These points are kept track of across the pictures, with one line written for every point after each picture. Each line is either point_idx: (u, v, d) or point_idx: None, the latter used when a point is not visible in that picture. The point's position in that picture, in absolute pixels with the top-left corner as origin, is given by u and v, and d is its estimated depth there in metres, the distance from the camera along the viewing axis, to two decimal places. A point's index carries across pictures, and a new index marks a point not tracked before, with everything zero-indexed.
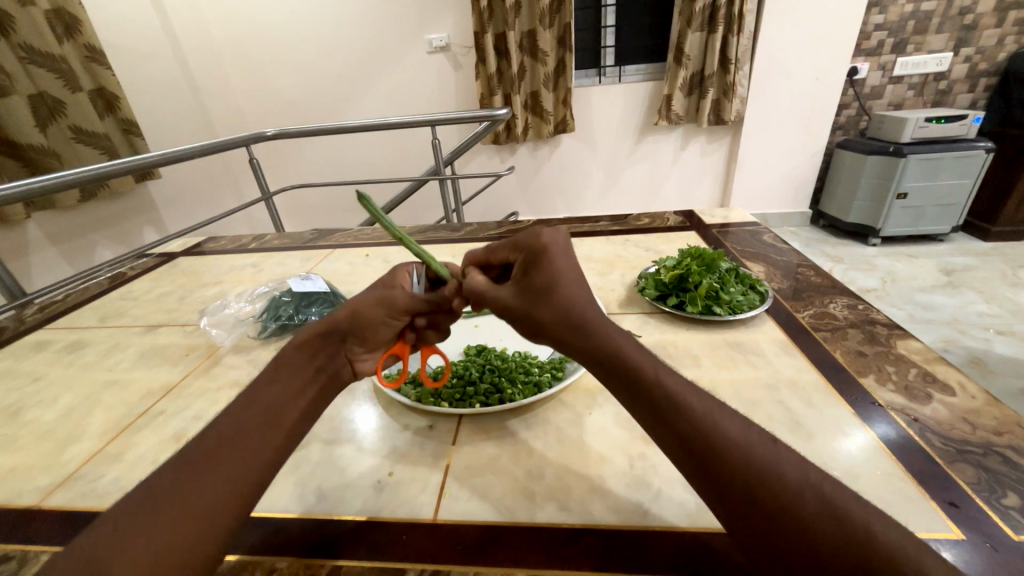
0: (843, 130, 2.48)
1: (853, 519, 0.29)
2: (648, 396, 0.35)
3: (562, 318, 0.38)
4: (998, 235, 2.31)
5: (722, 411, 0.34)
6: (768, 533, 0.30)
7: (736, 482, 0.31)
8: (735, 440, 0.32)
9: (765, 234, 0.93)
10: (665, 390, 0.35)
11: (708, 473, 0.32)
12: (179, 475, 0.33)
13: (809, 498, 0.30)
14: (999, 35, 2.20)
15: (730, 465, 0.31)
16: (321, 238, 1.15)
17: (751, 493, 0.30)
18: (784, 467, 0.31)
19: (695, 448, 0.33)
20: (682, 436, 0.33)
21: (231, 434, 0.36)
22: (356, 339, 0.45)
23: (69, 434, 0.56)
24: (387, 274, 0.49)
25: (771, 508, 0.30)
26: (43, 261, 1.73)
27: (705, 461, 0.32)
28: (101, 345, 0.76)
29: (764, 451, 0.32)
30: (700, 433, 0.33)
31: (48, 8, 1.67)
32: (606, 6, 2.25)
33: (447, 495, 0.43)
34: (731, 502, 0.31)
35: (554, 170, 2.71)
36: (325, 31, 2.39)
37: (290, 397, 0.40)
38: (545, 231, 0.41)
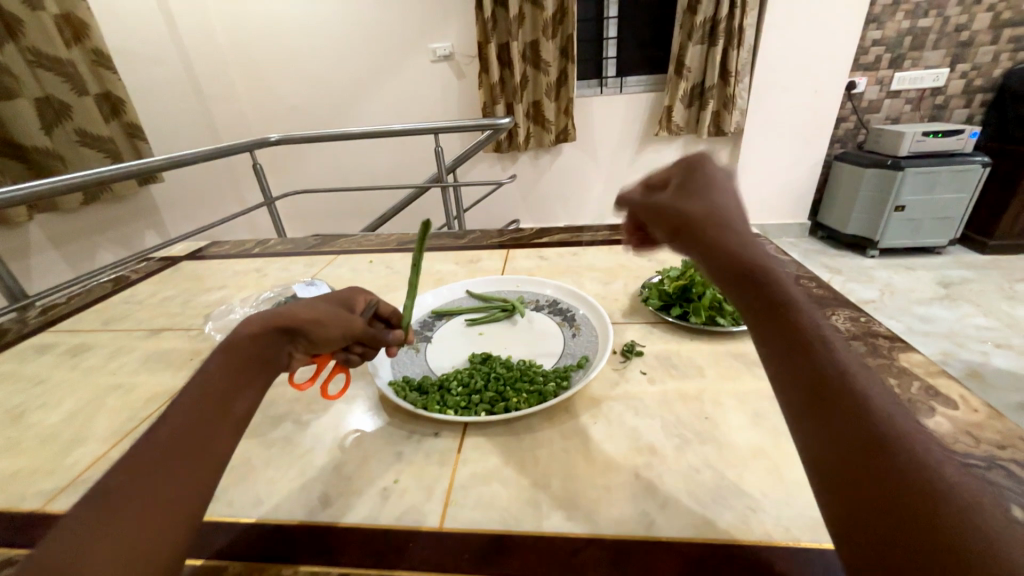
0: (842, 142, 2.51)
1: (986, 498, 0.24)
2: (779, 324, 0.32)
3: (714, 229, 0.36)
4: (995, 248, 2.33)
5: (858, 367, 0.30)
6: (884, 486, 0.25)
7: (861, 426, 0.27)
8: (865, 392, 0.28)
9: (766, 245, 0.94)
10: (800, 323, 0.32)
11: (827, 410, 0.28)
12: (131, 474, 0.30)
13: (943, 467, 0.25)
14: (994, 53, 2.24)
15: (857, 407, 0.28)
16: (325, 244, 1.15)
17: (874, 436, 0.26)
18: (916, 433, 0.27)
19: (819, 381, 0.29)
20: (808, 367, 0.30)
21: (184, 427, 0.33)
22: (304, 342, 0.43)
23: (73, 438, 0.56)
24: (345, 293, 0.51)
25: (893, 458, 0.25)
26: (44, 263, 1.73)
27: (830, 396, 0.29)
28: (105, 349, 0.76)
29: (894, 413, 0.28)
30: (830, 370, 0.29)
31: (57, 12, 1.69)
32: (609, 18, 2.28)
33: (454, 504, 0.43)
34: (846, 443, 0.27)
35: (554, 179, 2.73)
36: (329, 38, 2.42)
37: (245, 384, 0.38)
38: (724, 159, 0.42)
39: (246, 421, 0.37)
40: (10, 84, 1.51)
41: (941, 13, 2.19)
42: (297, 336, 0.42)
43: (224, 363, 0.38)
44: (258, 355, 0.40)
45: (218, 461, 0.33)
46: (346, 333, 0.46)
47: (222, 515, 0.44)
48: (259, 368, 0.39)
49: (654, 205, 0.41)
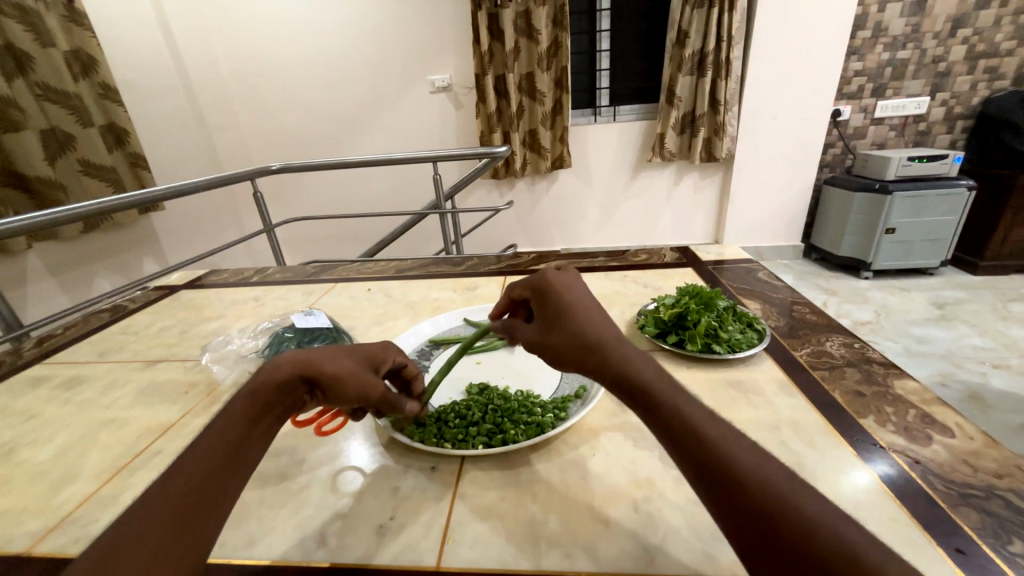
0: (830, 167, 2.57)
1: (866, 556, 0.28)
2: (667, 420, 0.36)
3: (576, 338, 0.41)
4: (986, 269, 2.36)
5: (743, 441, 0.34)
6: (783, 561, 0.29)
7: (755, 508, 0.31)
8: (753, 467, 0.32)
9: (759, 271, 0.95)
10: (681, 413, 0.36)
11: (724, 492, 0.32)
12: (137, 527, 0.31)
13: (826, 531, 0.29)
14: (972, 82, 2.33)
15: (750, 489, 0.31)
16: (324, 272, 1.16)
17: (764, 519, 0.30)
18: (799, 497, 0.31)
19: (713, 469, 0.33)
20: (700, 457, 0.34)
21: (191, 477, 0.35)
22: (323, 393, 0.44)
23: (64, 475, 0.55)
24: (378, 349, 0.50)
25: (782, 533, 0.30)
26: (40, 292, 1.73)
27: (720, 483, 0.33)
28: (100, 381, 0.76)
29: (781, 482, 0.32)
30: (719, 455, 0.33)
31: (67, 48, 1.75)
32: (601, 51, 2.37)
33: (451, 541, 0.42)
34: (746, 527, 0.31)
35: (552, 204, 2.78)
36: (332, 70, 2.50)
37: (258, 432, 0.39)
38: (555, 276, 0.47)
39: (249, 471, 0.38)
40: (17, 116, 1.55)
41: (918, 45, 2.29)
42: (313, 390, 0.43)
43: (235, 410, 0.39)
44: (276, 405, 0.41)
45: (217, 514, 0.34)
46: (364, 399, 0.45)
47: (212, 556, 0.43)
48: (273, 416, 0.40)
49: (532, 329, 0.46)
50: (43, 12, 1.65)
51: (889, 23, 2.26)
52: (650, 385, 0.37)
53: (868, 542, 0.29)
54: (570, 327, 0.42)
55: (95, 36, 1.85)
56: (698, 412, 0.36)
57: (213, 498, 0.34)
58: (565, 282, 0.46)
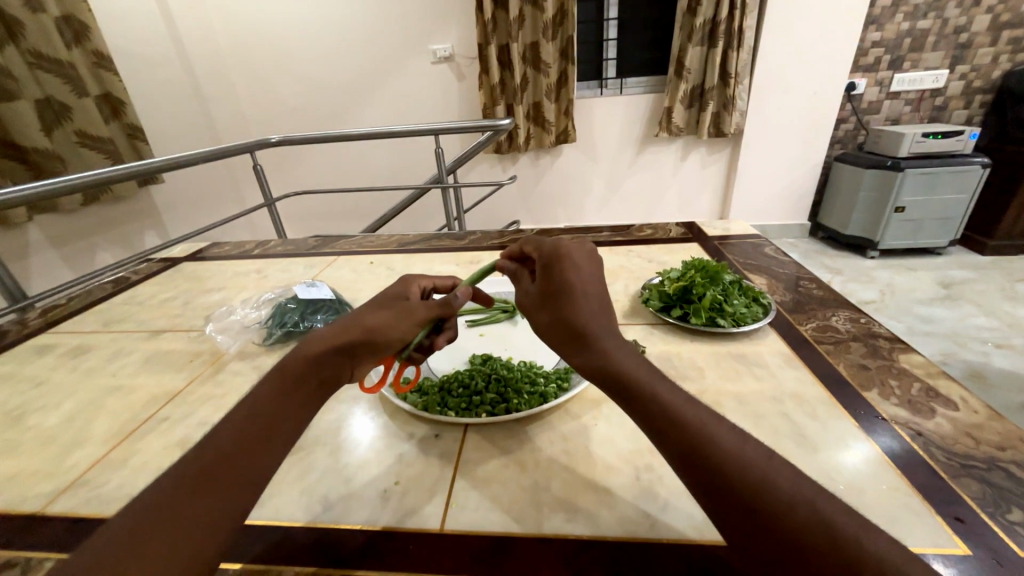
0: (842, 144, 2.51)
1: (841, 530, 0.29)
2: (646, 410, 0.36)
3: (561, 325, 0.41)
4: (995, 249, 2.33)
5: (721, 424, 0.35)
6: (765, 542, 0.30)
7: (734, 491, 0.31)
8: (732, 450, 0.33)
9: (766, 246, 0.94)
10: (660, 400, 0.36)
11: (705, 478, 0.33)
12: (177, 488, 0.32)
13: (803, 508, 0.30)
14: (994, 54, 2.24)
15: (729, 473, 0.32)
16: (325, 245, 1.15)
17: (743, 501, 0.31)
18: (776, 477, 0.31)
19: (693, 455, 0.33)
20: (679, 445, 0.34)
21: (228, 445, 0.35)
22: (367, 351, 0.44)
23: (74, 439, 0.56)
24: (392, 291, 0.50)
25: (759, 513, 0.30)
26: (43, 264, 1.73)
27: (700, 469, 0.33)
28: (105, 350, 0.76)
29: (758, 462, 0.32)
30: (698, 442, 0.33)
31: (58, 14, 1.69)
32: (609, 19, 2.28)
33: (454, 505, 0.43)
34: (728, 510, 0.31)
35: (555, 180, 2.73)
36: (329, 39, 2.42)
37: (294, 404, 0.39)
38: (564, 245, 0.45)
39: (288, 443, 0.38)
40: (11, 85, 1.51)
41: (940, 14, 2.19)
42: (364, 347, 0.44)
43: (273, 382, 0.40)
44: (315, 375, 0.41)
45: (251, 483, 0.34)
46: (412, 326, 0.48)
47: None
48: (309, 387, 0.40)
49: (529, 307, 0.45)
50: None
51: None
52: (628, 376, 0.37)
53: (851, 520, 0.29)
54: (557, 312, 0.42)
55: (84, 1, 1.78)
56: (678, 398, 0.36)
57: (246, 467, 0.35)
58: (572, 254, 0.45)
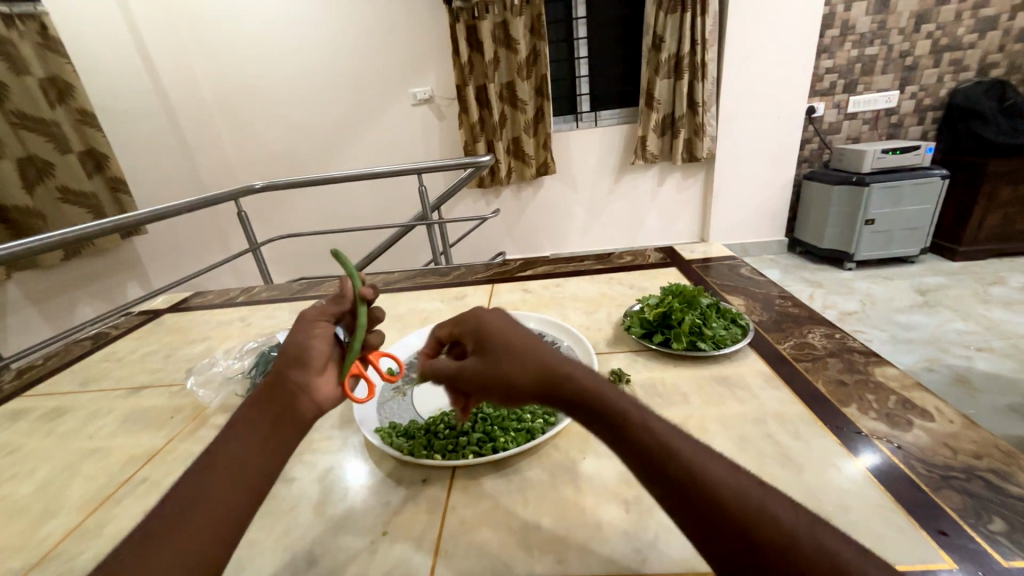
0: (808, 162, 2.62)
1: (837, 557, 0.29)
2: (641, 443, 0.35)
3: (540, 376, 0.39)
4: (965, 254, 2.42)
5: (709, 455, 0.34)
6: (766, 569, 0.29)
7: (732, 525, 0.31)
8: (728, 481, 0.32)
9: (742, 267, 0.97)
10: (655, 432, 0.35)
11: (699, 512, 0.32)
12: (143, 547, 0.32)
13: (799, 536, 0.30)
14: (938, 74, 2.40)
15: (722, 505, 0.31)
16: (311, 289, 1.15)
17: (742, 532, 0.30)
18: (770, 506, 0.31)
19: (686, 487, 0.33)
20: (669, 477, 0.33)
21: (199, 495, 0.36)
22: (297, 366, 0.43)
23: (46, 509, 0.54)
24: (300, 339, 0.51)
25: (761, 545, 0.30)
26: (21, 322, 1.69)
27: (697, 502, 0.32)
28: (83, 411, 0.74)
29: (759, 493, 0.32)
30: (689, 475, 0.33)
31: (43, 76, 1.74)
32: (579, 58, 2.41)
33: (443, 554, 0.42)
34: (727, 545, 0.31)
35: (538, 210, 2.80)
36: (313, 86, 2.50)
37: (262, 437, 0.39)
38: (467, 312, 0.46)
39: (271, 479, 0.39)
40: None
41: (885, 42, 2.36)
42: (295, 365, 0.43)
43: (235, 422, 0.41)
44: (266, 415, 0.41)
45: (226, 531, 0.35)
46: (305, 328, 0.46)
47: None
48: (271, 415, 0.41)
49: (470, 367, 0.42)
50: (17, 40, 1.64)
51: (856, 21, 2.33)
52: (611, 406, 0.37)
53: (849, 551, 0.30)
54: (517, 363, 0.40)
55: (70, 62, 1.84)
56: (671, 429, 0.36)
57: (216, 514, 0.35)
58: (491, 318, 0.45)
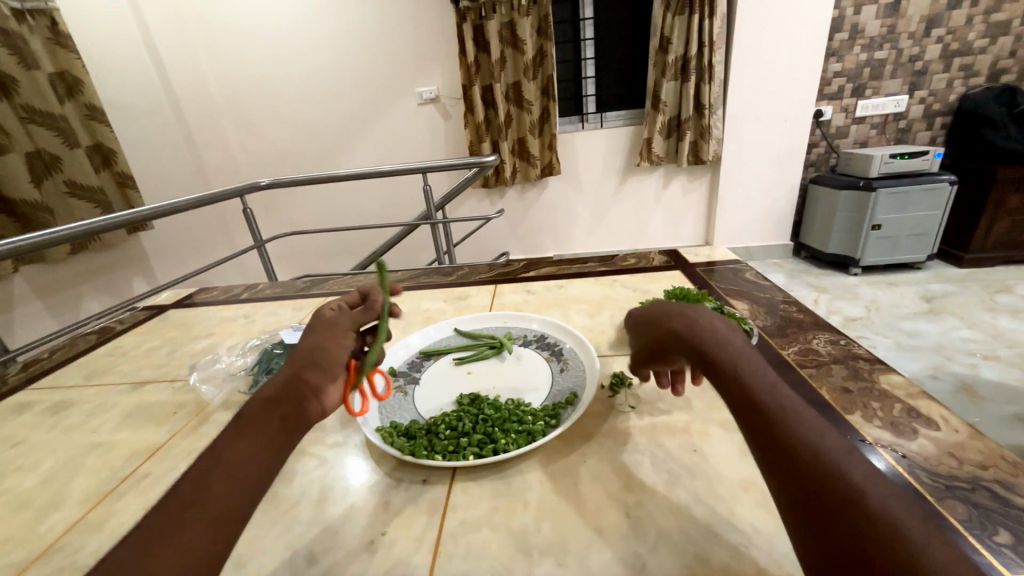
0: (815, 166, 2.61)
1: (906, 527, 0.28)
2: (730, 385, 0.38)
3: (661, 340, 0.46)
4: (972, 261, 2.40)
5: (804, 414, 0.35)
6: (819, 515, 0.30)
7: (799, 471, 0.32)
8: (808, 436, 0.33)
9: (747, 271, 0.96)
10: (744, 380, 0.38)
11: (774, 457, 0.34)
12: (147, 537, 0.32)
13: (863, 496, 0.29)
14: (948, 79, 2.38)
15: (795, 454, 0.33)
16: (315, 286, 1.16)
17: (804, 477, 0.32)
18: (842, 465, 0.31)
19: (766, 435, 0.34)
20: (754, 421, 0.36)
21: (207, 486, 0.36)
22: (316, 367, 0.46)
23: (49, 502, 0.55)
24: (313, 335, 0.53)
25: (823, 491, 0.30)
26: (28, 315, 1.71)
27: (771, 443, 0.34)
28: (87, 405, 0.75)
29: (835, 453, 0.32)
30: (772, 424, 0.35)
31: (52, 71, 1.76)
32: (586, 59, 2.41)
33: (442, 555, 0.42)
34: (792, 489, 0.32)
35: (542, 211, 2.80)
36: (319, 84, 2.51)
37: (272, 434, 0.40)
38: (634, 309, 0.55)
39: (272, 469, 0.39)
40: (3, 140, 1.54)
41: (894, 46, 2.35)
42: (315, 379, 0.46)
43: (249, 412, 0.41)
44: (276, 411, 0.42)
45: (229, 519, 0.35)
46: (334, 332, 0.50)
47: None
48: (286, 411, 0.42)
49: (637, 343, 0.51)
50: (27, 35, 1.65)
51: (865, 25, 2.32)
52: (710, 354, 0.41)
53: (923, 528, 0.28)
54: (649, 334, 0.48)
55: (80, 57, 1.85)
56: (767, 383, 0.37)
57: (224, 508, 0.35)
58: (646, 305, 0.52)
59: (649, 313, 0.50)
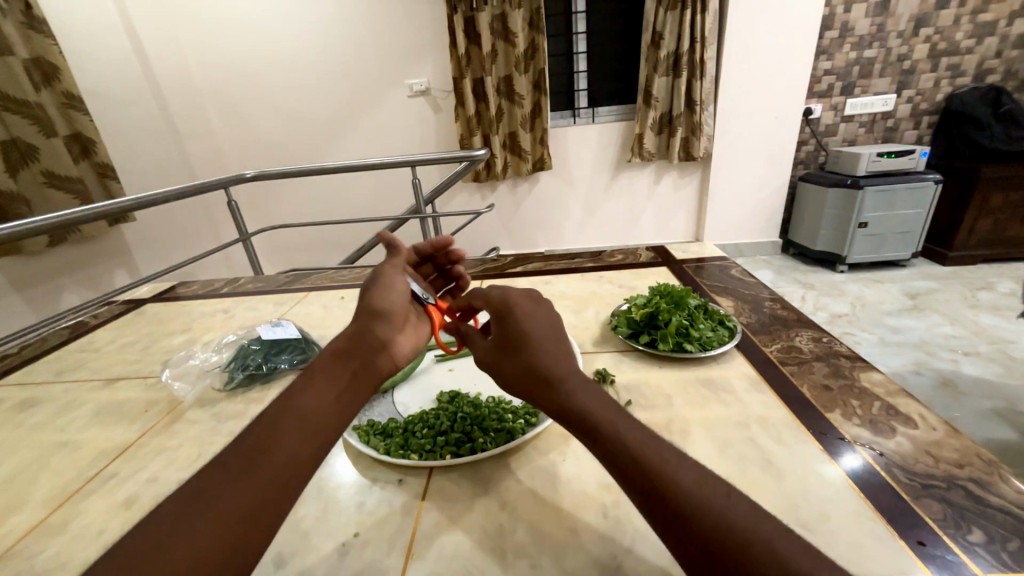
0: (804, 164, 2.62)
1: (794, 563, 0.29)
2: (610, 448, 0.37)
3: (528, 372, 0.43)
4: (955, 259, 2.44)
5: (681, 462, 0.35)
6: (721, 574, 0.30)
7: (691, 530, 0.32)
8: (689, 484, 0.34)
9: (733, 268, 0.96)
10: (622, 440, 0.37)
11: (671, 521, 0.33)
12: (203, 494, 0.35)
13: (754, 543, 0.30)
14: (935, 79, 2.41)
15: (684, 510, 0.32)
16: (297, 281, 1.13)
17: (699, 536, 0.31)
18: (728, 510, 0.32)
19: (660, 499, 0.33)
20: (644, 489, 0.34)
21: (183, 534, 0.33)
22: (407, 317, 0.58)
23: (9, 504, 0.53)
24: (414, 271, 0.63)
25: (716, 547, 0.31)
26: (3, 309, 1.66)
27: (659, 504, 0.34)
28: (55, 402, 0.72)
29: (717, 497, 0.33)
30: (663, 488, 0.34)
31: (28, 57, 1.69)
32: (578, 53, 2.39)
33: (415, 557, 0.41)
34: (691, 553, 0.32)
35: (534, 206, 2.78)
36: (307, 75, 2.46)
37: (271, 476, 0.37)
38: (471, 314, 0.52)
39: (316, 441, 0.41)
40: None
41: (883, 44, 2.36)
42: (375, 315, 0.51)
43: (241, 444, 0.39)
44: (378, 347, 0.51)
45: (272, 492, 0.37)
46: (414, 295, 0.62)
47: None
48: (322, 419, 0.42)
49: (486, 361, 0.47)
50: (0, 19, 1.59)
51: (855, 24, 2.32)
52: (587, 412, 0.39)
53: (808, 560, 0.29)
54: (515, 361, 0.44)
55: (56, 43, 1.79)
56: (637, 435, 0.37)
57: (239, 513, 0.35)
58: (527, 309, 0.48)
59: (518, 314, 0.47)
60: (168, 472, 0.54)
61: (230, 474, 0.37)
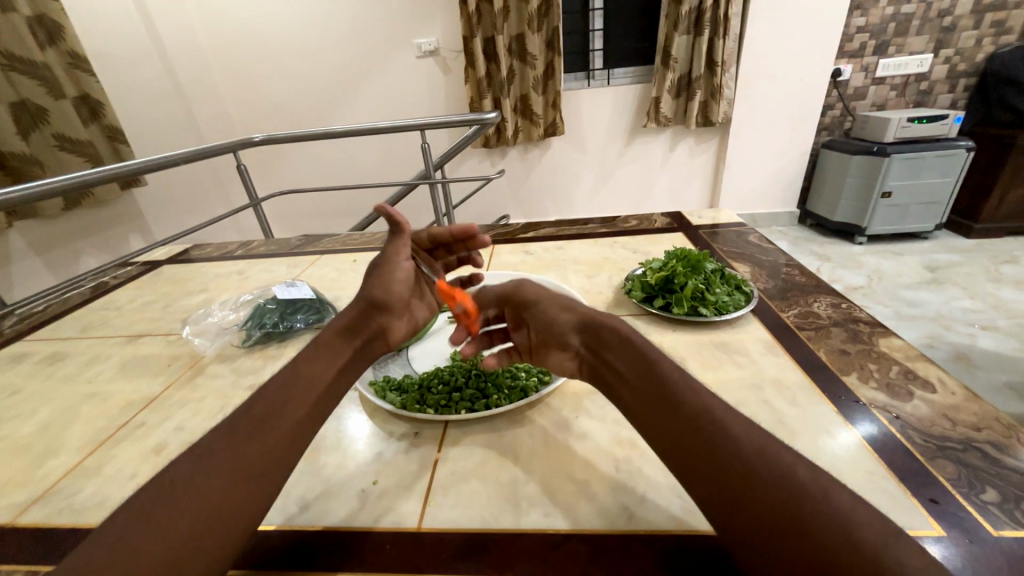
0: (828, 130, 2.51)
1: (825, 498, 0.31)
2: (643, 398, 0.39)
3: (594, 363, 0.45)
4: (981, 231, 2.35)
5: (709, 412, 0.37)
6: (752, 504, 0.31)
7: (721, 467, 0.33)
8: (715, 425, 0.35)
9: (751, 234, 0.93)
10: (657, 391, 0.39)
11: (687, 469, 0.35)
12: (217, 447, 0.38)
13: (786, 480, 0.32)
14: (977, 37, 2.25)
15: (710, 449, 0.34)
16: (308, 244, 1.14)
17: (728, 471, 0.33)
18: (757, 451, 0.34)
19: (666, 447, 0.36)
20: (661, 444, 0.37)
21: (201, 476, 0.36)
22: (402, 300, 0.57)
23: (47, 448, 0.55)
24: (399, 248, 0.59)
25: (747, 480, 0.32)
26: (25, 271, 1.70)
27: (690, 445, 0.35)
28: (81, 356, 0.75)
29: (745, 437, 0.35)
30: (668, 437, 0.36)
31: (30, 14, 1.64)
32: (594, 10, 2.26)
33: (432, 503, 0.42)
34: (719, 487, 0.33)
35: (545, 173, 2.72)
36: (311, 33, 2.37)
37: (281, 439, 0.40)
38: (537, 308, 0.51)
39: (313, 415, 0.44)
40: None
41: None
42: (375, 308, 0.54)
43: (253, 410, 0.42)
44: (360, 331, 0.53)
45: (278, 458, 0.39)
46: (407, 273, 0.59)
47: None
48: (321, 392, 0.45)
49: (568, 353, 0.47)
50: None
51: None
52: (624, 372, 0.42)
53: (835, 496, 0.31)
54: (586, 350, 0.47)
55: (58, 1, 1.73)
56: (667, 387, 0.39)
57: (244, 470, 0.37)
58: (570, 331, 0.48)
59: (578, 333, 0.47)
60: (193, 422, 0.56)
61: (243, 436, 0.39)
